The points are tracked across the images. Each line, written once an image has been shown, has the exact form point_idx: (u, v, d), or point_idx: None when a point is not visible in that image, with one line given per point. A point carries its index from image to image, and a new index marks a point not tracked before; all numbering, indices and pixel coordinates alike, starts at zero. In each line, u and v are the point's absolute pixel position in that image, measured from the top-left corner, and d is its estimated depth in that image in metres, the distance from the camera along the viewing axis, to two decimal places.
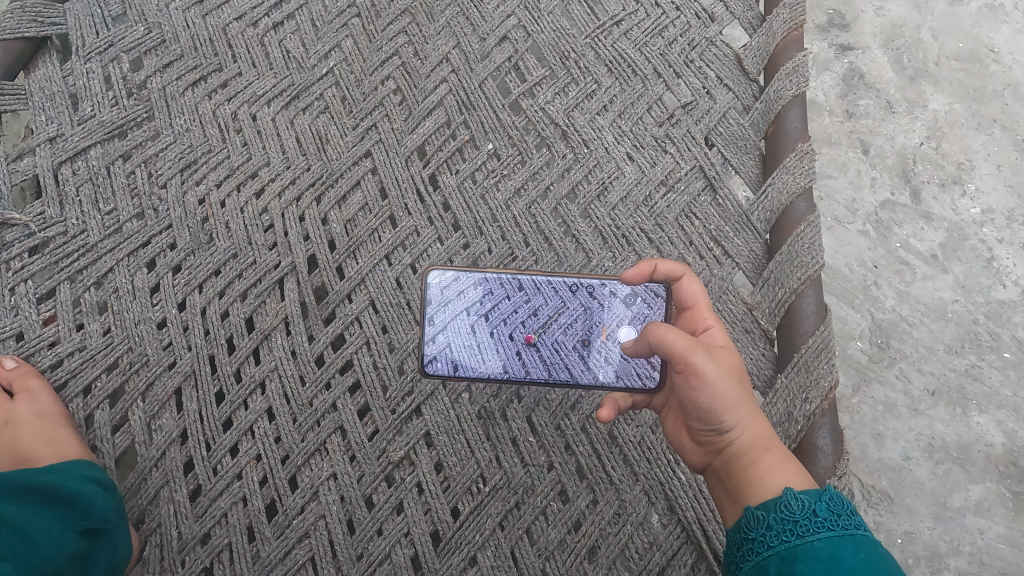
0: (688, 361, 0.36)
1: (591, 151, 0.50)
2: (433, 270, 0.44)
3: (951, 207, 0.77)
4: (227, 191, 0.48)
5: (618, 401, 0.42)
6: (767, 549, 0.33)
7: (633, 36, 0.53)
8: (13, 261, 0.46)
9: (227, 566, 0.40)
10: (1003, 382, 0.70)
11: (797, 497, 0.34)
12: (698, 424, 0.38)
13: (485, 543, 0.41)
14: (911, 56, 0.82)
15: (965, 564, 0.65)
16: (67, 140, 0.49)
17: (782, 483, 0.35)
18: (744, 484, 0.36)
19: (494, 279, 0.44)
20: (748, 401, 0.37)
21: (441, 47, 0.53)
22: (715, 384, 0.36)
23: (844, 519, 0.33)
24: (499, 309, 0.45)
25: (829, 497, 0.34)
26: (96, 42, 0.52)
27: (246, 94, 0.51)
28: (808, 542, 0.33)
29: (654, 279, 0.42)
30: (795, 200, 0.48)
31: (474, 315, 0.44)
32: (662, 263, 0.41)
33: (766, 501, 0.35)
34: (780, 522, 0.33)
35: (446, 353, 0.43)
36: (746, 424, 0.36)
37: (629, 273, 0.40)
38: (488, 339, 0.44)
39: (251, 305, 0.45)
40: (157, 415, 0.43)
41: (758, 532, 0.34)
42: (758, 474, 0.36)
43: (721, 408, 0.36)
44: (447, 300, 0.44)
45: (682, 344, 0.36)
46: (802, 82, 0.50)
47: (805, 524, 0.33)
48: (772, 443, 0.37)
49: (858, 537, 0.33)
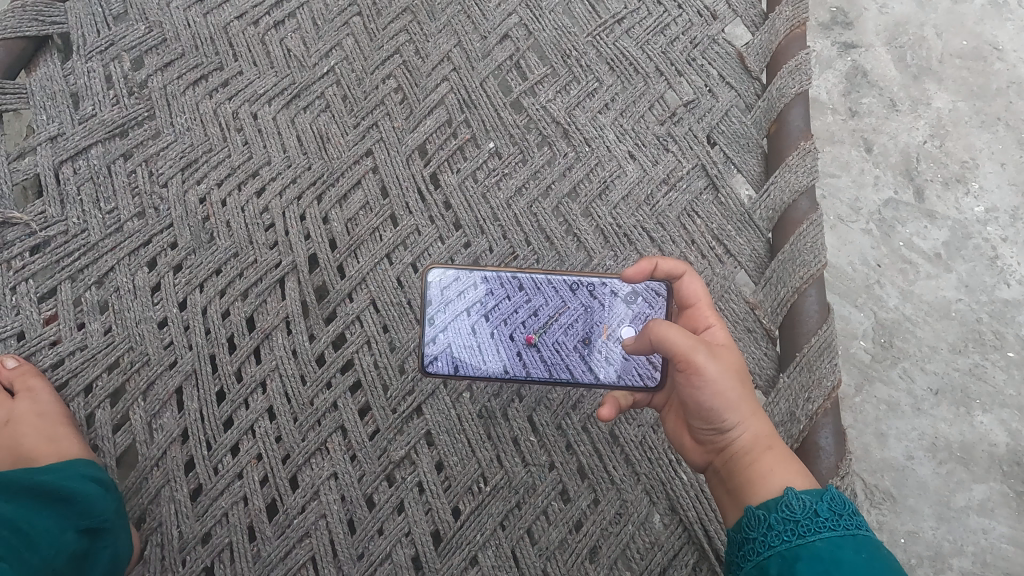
0: (689, 359, 0.36)
1: (593, 149, 0.50)
2: (433, 268, 0.43)
3: (954, 205, 0.76)
4: (228, 190, 0.48)
5: (620, 400, 0.42)
6: (768, 549, 0.33)
7: (634, 34, 0.53)
8: (14, 260, 0.46)
9: (228, 565, 0.40)
10: (1007, 381, 0.70)
11: (798, 497, 0.34)
12: (699, 422, 0.37)
13: (486, 542, 0.40)
14: (915, 54, 0.82)
15: (968, 563, 0.65)
16: (69, 139, 0.49)
17: (782, 483, 0.35)
18: (744, 483, 0.36)
19: (494, 278, 0.44)
20: (749, 400, 0.37)
21: (442, 46, 0.53)
22: (715, 383, 0.36)
23: (846, 519, 0.33)
24: (499, 309, 0.44)
25: (831, 498, 0.34)
26: (97, 41, 0.52)
27: (247, 93, 0.51)
28: (809, 542, 0.32)
29: (655, 278, 0.42)
30: (798, 198, 0.47)
31: (474, 314, 0.44)
32: (662, 262, 0.41)
33: (767, 501, 0.34)
34: (781, 522, 0.33)
35: (447, 352, 0.43)
36: (747, 424, 0.36)
37: (630, 270, 0.40)
38: (488, 339, 0.44)
39: (252, 304, 0.45)
40: (158, 415, 0.43)
41: (758, 532, 0.34)
42: (759, 474, 0.35)
43: (722, 407, 0.36)
44: (448, 299, 0.44)
45: (684, 343, 0.36)
46: (804, 80, 0.50)
47: (806, 523, 0.33)
48: (773, 442, 0.37)
49: (859, 537, 0.33)
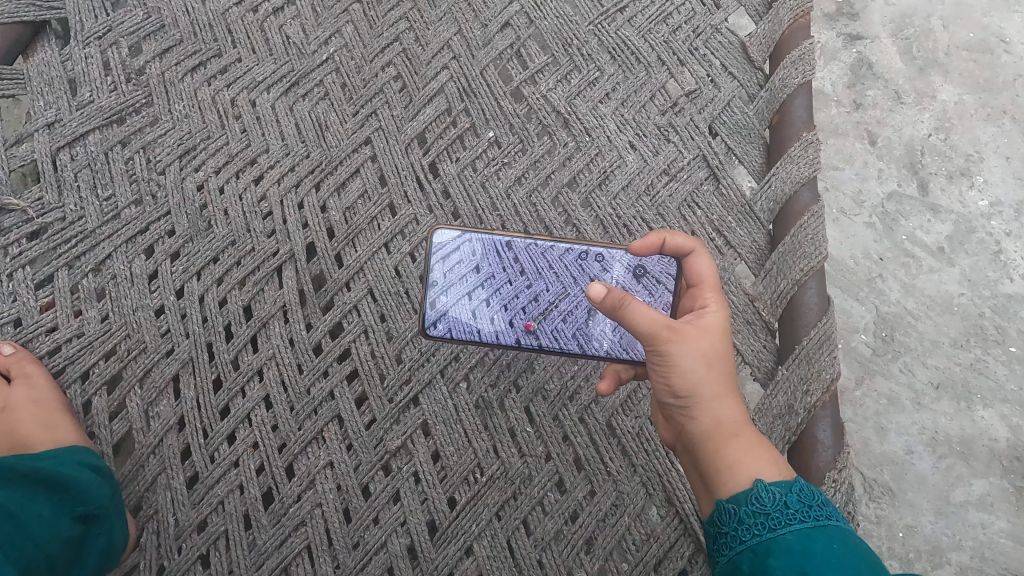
0: (656, 340, 0.36)
1: (593, 139, 0.49)
2: (441, 229, 0.43)
3: (959, 199, 0.76)
4: (226, 177, 0.48)
5: (622, 372, 0.43)
6: (741, 543, 0.33)
7: (637, 23, 0.52)
8: (11, 246, 0.46)
9: (224, 553, 0.40)
10: (1009, 376, 0.70)
11: (768, 489, 0.33)
12: (669, 406, 0.37)
13: (481, 532, 0.40)
14: (921, 46, 0.81)
15: (967, 558, 0.65)
16: (66, 125, 0.49)
17: (750, 473, 0.35)
18: (710, 472, 0.36)
19: (494, 257, 0.44)
20: (720, 387, 0.36)
21: (442, 33, 0.52)
22: (679, 364, 0.36)
23: (816, 510, 0.33)
24: (500, 294, 0.44)
25: (801, 489, 0.34)
26: (95, 26, 0.52)
27: (245, 80, 0.50)
28: (780, 535, 0.32)
29: (664, 253, 0.42)
30: (799, 189, 0.47)
31: (476, 295, 0.43)
32: (671, 237, 0.41)
33: (738, 493, 0.34)
34: (752, 516, 0.33)
35: (448, 318, 0.43)
36: (714, 409, 0.36)
37: (638, 244, 0.41)
38: (487, 324, 0.43)
39: (249, 293, 0.45)
40: (155, 402, 0.43)
41: (730, 526, 0.34)
42: (725, 464, 0.35)
43: (687, 392, 0.36)
44: (448, 265, 0.43)
45: (653, 323, 0.36)
46: (809, 69, 0.49)
47: (777, 516, 0.33)
48: (744, 431, 0.36)
49: (831, 527, 0.33)
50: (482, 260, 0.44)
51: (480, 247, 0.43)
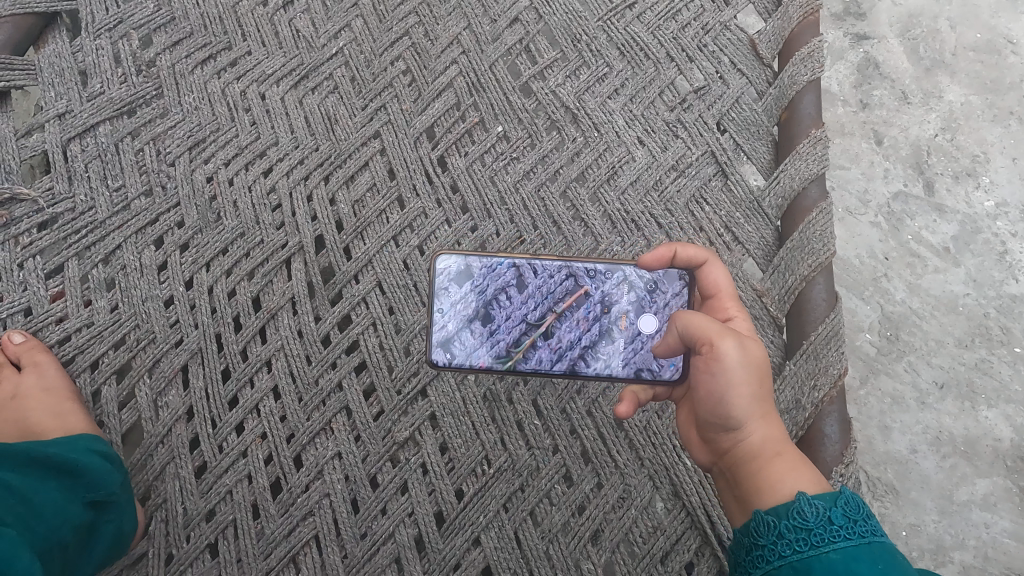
0: (714, 349, 0.36)
1: (601, 135, 0.50)
2: (442, 256, 0.42)
3: (964, 200, 0.76)
4: (235, 170, 0.48)
5: (641, 394, 0.41)
6: (779, 557, 0.33)
7: (646, 19, 0.52)
8: (22, 236, 0.46)
9: (232, 541, 0.40)
10: (1014, 377, 0.70)
11: (811, 504, 0.34)
12: (712, 419, 0.37)
13: (489, 523, 0.41)
14: (928, 46, 0.81)
15: (969, 557, 0.65)
16: (77, 116, 0.49)
17: (791, 485, 0.35)
18: (752, 486, 0.36)
19: (494, 274, 0.42)
20: (764, 400, 0.36)
21: (451, 28, 0.52)
22: (734, 374, 0.35)
23: (860, 526, 0.33)
24: (501, 311, 0.42)
25: (846, 505, 0.34)
26: (106, 18, 0.52)
27: (255, 73, 0.50)
28: (822, 552, 0.32)
29: (675, 265, 0.41)
30: (807, 186, 0.47)
31: (483, 312, 0.42)
32: (682, 249, 0.40)
33: (777, 507, 0.34)
34: (793, 531, 0.33)
35: (455, 335, 0.42)
36: (757, 423, 0.36)
37: (649, 257, 0.40)
38: (491, 340, 0.42)
39: (258, 284, 0.45)
40: (163, 392, 0.43)
41: (768, 539, 0.34)
42: (767, 477, 0.35)
43: (737, 405, 0.36)
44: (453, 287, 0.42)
45: (712, 333, 0.36)
46: (817, 67, 0.49)
47: (820, 532, 0.33)
48: (783, 445, 0.36)
49: (874, 545, 0.33)
50: (484, 278, 0.42)
51: (482, 266, 0.42)
